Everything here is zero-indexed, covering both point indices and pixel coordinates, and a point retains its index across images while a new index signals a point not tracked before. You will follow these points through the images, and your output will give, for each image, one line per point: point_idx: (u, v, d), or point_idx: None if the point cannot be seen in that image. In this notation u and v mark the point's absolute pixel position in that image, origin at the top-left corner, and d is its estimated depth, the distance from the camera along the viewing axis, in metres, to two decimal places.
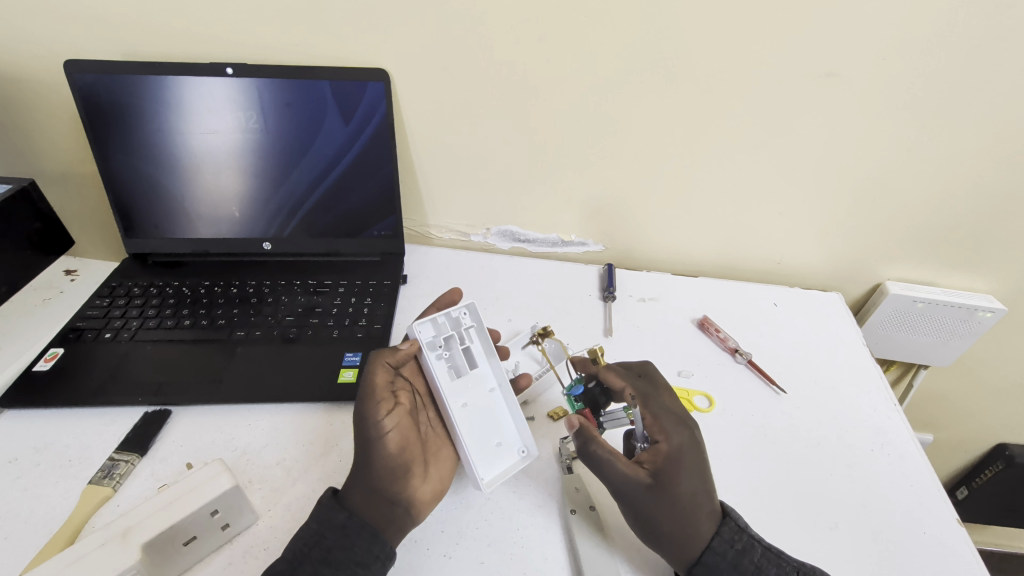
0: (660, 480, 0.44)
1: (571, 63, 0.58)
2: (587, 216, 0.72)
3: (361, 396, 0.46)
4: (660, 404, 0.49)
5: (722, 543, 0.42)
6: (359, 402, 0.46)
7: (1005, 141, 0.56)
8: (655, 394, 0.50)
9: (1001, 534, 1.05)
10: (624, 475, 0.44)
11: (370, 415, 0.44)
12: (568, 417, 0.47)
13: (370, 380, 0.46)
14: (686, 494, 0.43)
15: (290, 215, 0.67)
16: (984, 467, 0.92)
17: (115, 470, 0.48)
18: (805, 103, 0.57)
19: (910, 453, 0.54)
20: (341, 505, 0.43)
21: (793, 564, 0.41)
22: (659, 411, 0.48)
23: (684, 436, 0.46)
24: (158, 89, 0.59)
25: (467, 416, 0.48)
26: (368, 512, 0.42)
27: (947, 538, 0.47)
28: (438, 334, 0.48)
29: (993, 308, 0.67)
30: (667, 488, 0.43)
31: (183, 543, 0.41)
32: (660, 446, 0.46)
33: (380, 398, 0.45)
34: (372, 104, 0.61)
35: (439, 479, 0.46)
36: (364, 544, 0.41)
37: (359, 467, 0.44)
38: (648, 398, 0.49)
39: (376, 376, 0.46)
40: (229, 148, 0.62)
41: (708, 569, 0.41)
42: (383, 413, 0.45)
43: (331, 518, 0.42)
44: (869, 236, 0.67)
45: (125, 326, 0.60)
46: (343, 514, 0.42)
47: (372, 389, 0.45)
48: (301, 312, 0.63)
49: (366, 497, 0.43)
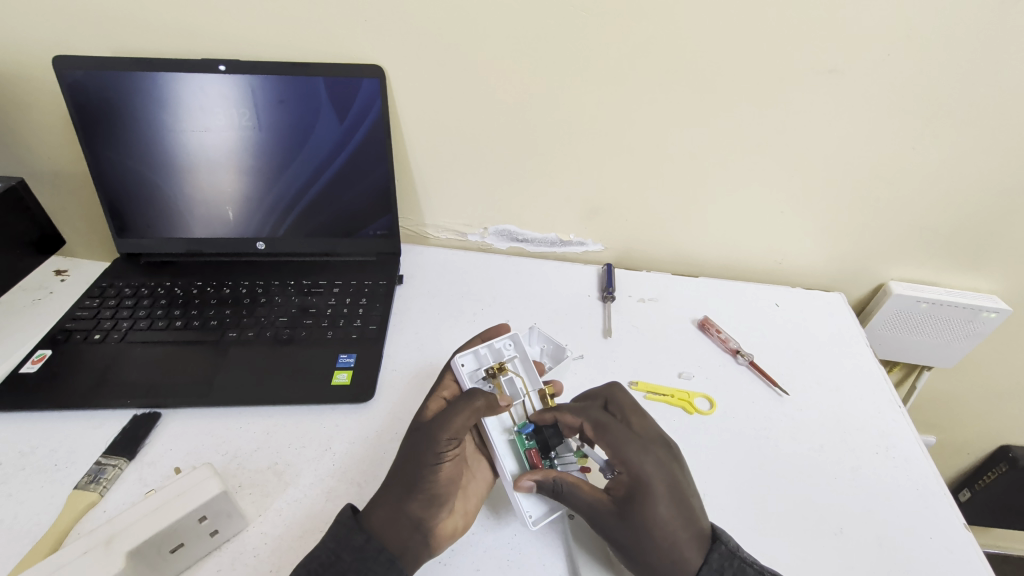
0: (629, 512, 0.42)
1: (569, 59, 0.56)
2: (586, 216, 0.71)
3: (436, 425, 0.44)
4: (615, 433, 0.45)
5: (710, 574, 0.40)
6: (431, 430, 0.44)
7: (1011, 138, 0.55)
8: (608, 423, 0.46)
9: (1004, 536, 1.04)
10: (590, 514, 0.42)
11: (436, 445, 0.43)
12: (517, 481, 0.44)
13: (453, 415, 0.44)
14: (659, 522, 0.41)
15: (283, 214, 0.65)
16: (987, 469, 0.91)
17: (102, 475, 0.47)
18: (807, 100, 0.56)
19: (914, 455, 0.53)
20: (361, 525, 0.42)
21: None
22: (616, 440, 0.44)
23: (648, 460, 0.43)
24: (148, 86, 0.57)
25: (510, 446, 0.47)
26: (389, 534, 0.41)
27: (952, 543, 0.46)
28: (480, 365, 0.51)
29: (998, 308, 0.66)
30: (638, 518, 0.41)
31: (171, 551, 0.40)
32: (624, 476, 0.44)
33: (453, 435, 0.43)
34: (366, 101, 0.60)
35: (464, 514, 0.45)
36: (381, 567, 0.40)
37: (399, 485, 0.43)
38: (604, 426, 0.46)
39: (461, 413, 0.44)
40: (221, 146, 0.61)
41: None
42: (444, 449, 0.43)
43: (348, 539, 0.41)
44: (871, 236, 0.66)
45: (115, 328, 0.59)
46: (361, 535, 0.41)
47: (446, 425, 0.43)
48: (295, 312, 0.62)
49: (388, 517, 0.42)
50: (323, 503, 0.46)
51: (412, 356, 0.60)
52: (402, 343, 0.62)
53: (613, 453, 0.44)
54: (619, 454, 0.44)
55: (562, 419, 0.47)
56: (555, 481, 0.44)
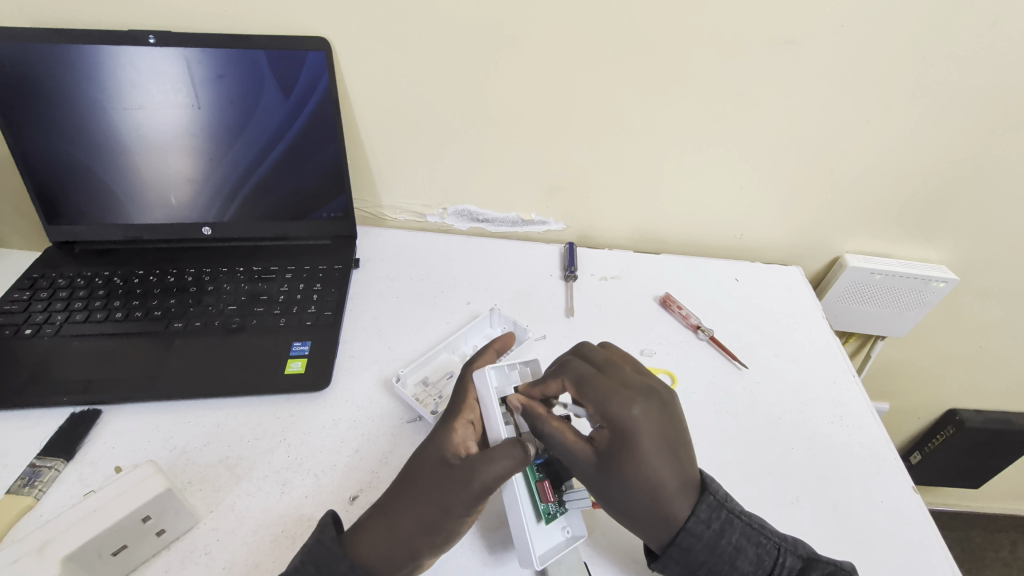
0: (611, 467, 0.41)
1: (523, 29, 0.55)
2: (546, 194, 0.69)
3: (475, 475, 0.40)
4: (595, 391, 0.43)
5: (699, 524, 0.40)
6: (467, 475, 0.41)
7: (956, 110, 0.56)
8: (589, 380, 0.43)
9: (950, 495, 1.09)
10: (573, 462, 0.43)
11: (467, 494, 0.40)
12: (510, 400, 0.45)
13: (495, 470, 0.40)
14: (642, 477, 0.40)
15: (230, 197, 0.62)
16: (935, 433, 0.95)
17: (37, 477, 0.44)
18: (762, 73, 0.56)
19: (867, 423, 0.55)
20: (346, 552, 0.40)
21: (774, 540, 0.41)
22: (598, 395, 0.42)
23: (634, 413, 0.41)
24: (73, 60, 0.53)
25: (524, 476, 0.44)
26: (380, 566, 0.40)
27: (901, 505, 0.48)
28: (505, 385, 0.48)
29: (947, 278, 0.68)
30: (620, 473, 0.41)
31: (113, 553, 0.38)
32: (607, 430, 0.43)
33: (487, 488, 0.40)
34: (312, 76, 0.57)
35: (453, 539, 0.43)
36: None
37: (411, 519, 0.40)
38: (583, 383, 0.43)
39: (501, 470, 0.40)
40: (156, 125, 0.57)
41: (683, 550, 0.40)
42: (476, 498, 0.40)
43: (331, 567, 0.38)
44: (827, 210, 0.67)
45: (48, 321, 0.55)
46: (345, 564, 0.39)
47: (483, 481, 0.40)
48: (245, 300, 0.59)
49: (387, 550, 0.40)
50: (278, 497, 0.45)
51: (370, 342, 0.59)
52: (359, 329, 0.60)
53: (595, 410, 0.42)
54: (601, 410, 0.42)
55: (541, 389, 0.46)
56: (539, 422, 0.44)
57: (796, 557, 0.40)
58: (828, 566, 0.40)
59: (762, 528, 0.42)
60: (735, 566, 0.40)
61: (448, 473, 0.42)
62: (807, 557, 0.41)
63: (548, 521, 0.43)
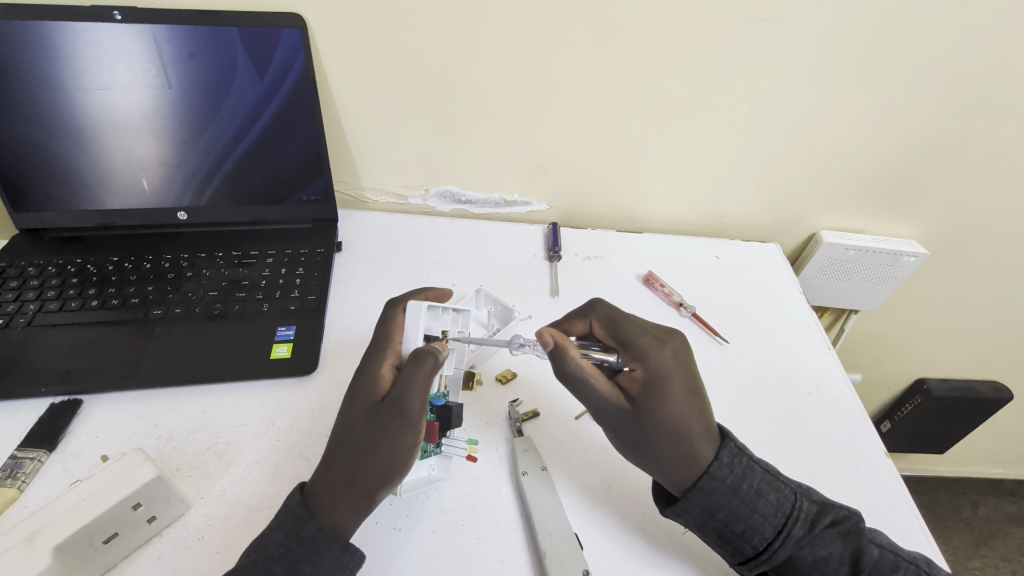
0: (646, 406, 0.44)
1: (504, 8, 0.54)
2: (530, 175, 0.69)
3: (399, 402, 0.41)
4: (630, 327, 0.48)
5: (722, 468, 0.42)
6: (394, 405, 0.41)
7: (928, 88, 0.58)
8: (620, 318, 0.49)
9: (919, 460, 1.14)
10: (603, 405, 0.44)
11: (401, 425, 0.41)
12: (542, 333, 0.45)
13: (408, 394, 0.41)
14: (676, 416, 0.43)
15: (205, 181, 0.61)
16: (905, 402, 0.99)
17: (19, 469, 0.44)
18: (743, 52, 0.56)
19: (844, 393, 0.57)
20: (313, 513, 0.39)
21: (791, 486, 0.42)
22: (631, 335, 0.47)
23: (664, 354, 0.46)
24: (32, 37, 0.51)
25: None
26: (345, 517, 0.40)
27: (877, 469, 0.50)
28: (437, 326, 0.48)
29: (917, 253, 0.70)
30: (653, 413, 0.43)
31: (104, 542, 0.38)
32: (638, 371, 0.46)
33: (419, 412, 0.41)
34: (288, 54, 0.55)
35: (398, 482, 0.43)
36: (333, 555, 0.38)
37: (358, 468, 0.40)
38: (619, 324, 0.49)
39: (415, 391, 0.41)
40: (124, 105, 0.55)
41: (705, 494, 0.41)
42: (414, 424, 0.41)
43: (300, 529, 0.38)
44: (804, 188, 0.69)
45: (20, 311, 0.54)
46: (313, 524, 0.38)
47: (412, 407, 0.41)
48: (226, 286, 0.58)
49: (349, 503, 0.40)
50: (269, 481, 0.45)
51: (357, 325, 0.59)
52: (345, 312, 0.60)
53: (631, 348, 0.47)
54: (639, 352, 0.46)
55: (571, 325, 0.52)
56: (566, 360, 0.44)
57: (813, 501, 0.42)
58: (841, 511, 0.41)
59: (779, 477, 0.43)
60: (757, 510, 0.41)
61: (376, 408, 0.42)
62: (822, 502, 0.42)
63: (424, 458, 0.47)
